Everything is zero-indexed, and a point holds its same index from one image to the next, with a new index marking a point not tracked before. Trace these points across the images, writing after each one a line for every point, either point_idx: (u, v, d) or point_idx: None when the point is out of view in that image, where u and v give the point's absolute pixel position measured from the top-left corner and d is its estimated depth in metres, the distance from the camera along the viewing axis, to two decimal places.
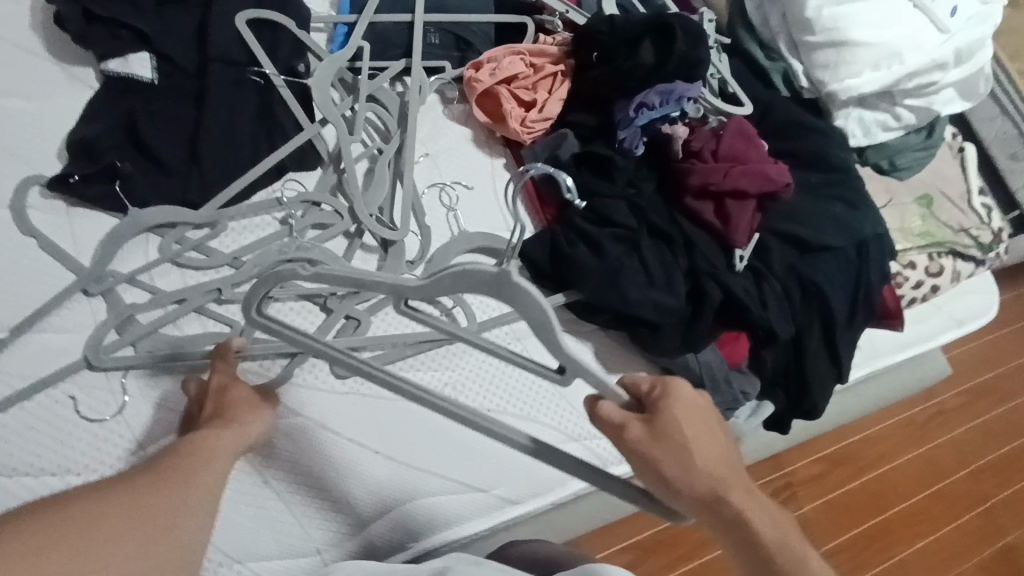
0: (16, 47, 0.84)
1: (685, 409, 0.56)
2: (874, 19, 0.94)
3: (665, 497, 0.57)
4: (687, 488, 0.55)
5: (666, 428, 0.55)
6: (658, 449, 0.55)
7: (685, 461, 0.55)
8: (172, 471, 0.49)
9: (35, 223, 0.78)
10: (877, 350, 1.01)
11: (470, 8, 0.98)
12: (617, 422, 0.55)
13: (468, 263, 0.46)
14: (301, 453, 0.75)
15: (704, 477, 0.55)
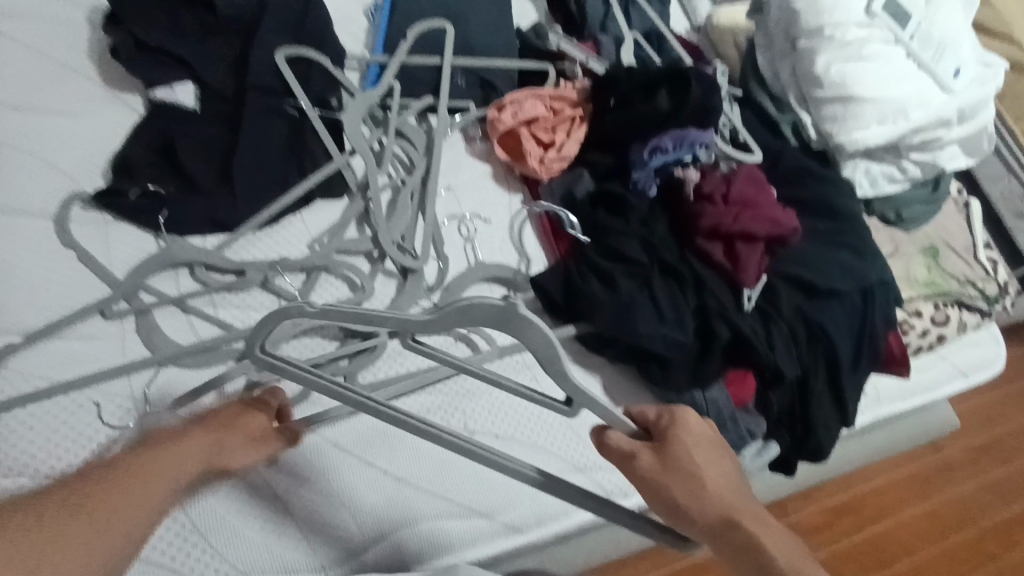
0: (69, 71, 0.90)
1: (693, 438, 0.58)
2: (880, 77, 0.99)
3: (677, 524, 0.59)
4: (697, 514, 0.57)
5: (674, 454, 0.58)
6: (665, 477, 0.57)
7: (695, 487, 0.57)
8: (136, 481, 0.56)
9: (74, 235, 0.82)
10: (881, 396, 1.02)
11: (495, 53, 1.04)
12: (625, 450, 0.59)
13: (476, 299, 0.48)
14: (308, 468, 0.77)
15: (713, 504, 0.57)
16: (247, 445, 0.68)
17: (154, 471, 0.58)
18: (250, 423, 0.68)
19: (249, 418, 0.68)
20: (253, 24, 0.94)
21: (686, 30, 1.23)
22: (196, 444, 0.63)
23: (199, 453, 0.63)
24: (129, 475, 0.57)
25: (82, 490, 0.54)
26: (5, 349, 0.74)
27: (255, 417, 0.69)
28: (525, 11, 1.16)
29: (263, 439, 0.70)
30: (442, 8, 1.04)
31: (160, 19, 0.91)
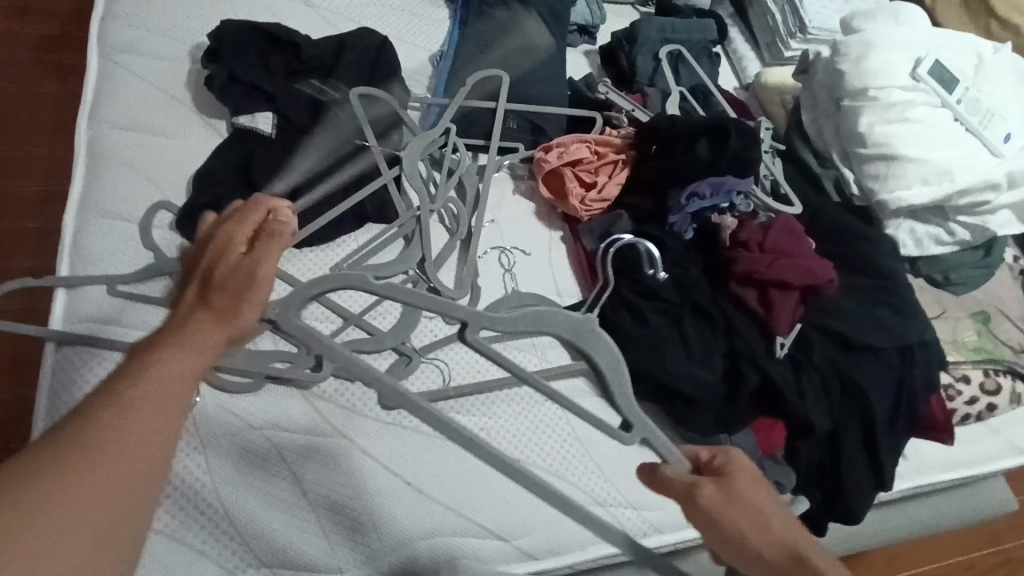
0: (171, 98, 1.02)
1: (749, 474, 0.56)
2: (923, 139, 1.00)
3: (740, 565, 0.53)
4: (766, 553, 0.52)
5: (731, 485, 0.55)
6: (731, 510, 0.54)
7: (759, 518, 0.53)
8: (120, 414, 0.44)
9: (155, 240, 0.90)
10: (924, 464, 0.98)
11: (548, 101, 1.11)
12: (683, 483, 0.56)
13: (558, 308, 0.56)
14: (329, 473, 0.80)
15: (784, 543, 0.52)
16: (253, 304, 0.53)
17: (160, 395, 0.47)
18: (224, 257, 0.55)
19: (228, 249, 0.55)
20: (332, 66, 1.05)
21: (735, 88, 1.28)
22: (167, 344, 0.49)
23: (191, 344, 0.50)
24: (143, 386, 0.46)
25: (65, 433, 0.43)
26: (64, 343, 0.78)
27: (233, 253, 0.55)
28: (579, 65, 1.25)
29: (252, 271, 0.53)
30: (501, 59, 1.13)
31: (252, 57, 1.02)
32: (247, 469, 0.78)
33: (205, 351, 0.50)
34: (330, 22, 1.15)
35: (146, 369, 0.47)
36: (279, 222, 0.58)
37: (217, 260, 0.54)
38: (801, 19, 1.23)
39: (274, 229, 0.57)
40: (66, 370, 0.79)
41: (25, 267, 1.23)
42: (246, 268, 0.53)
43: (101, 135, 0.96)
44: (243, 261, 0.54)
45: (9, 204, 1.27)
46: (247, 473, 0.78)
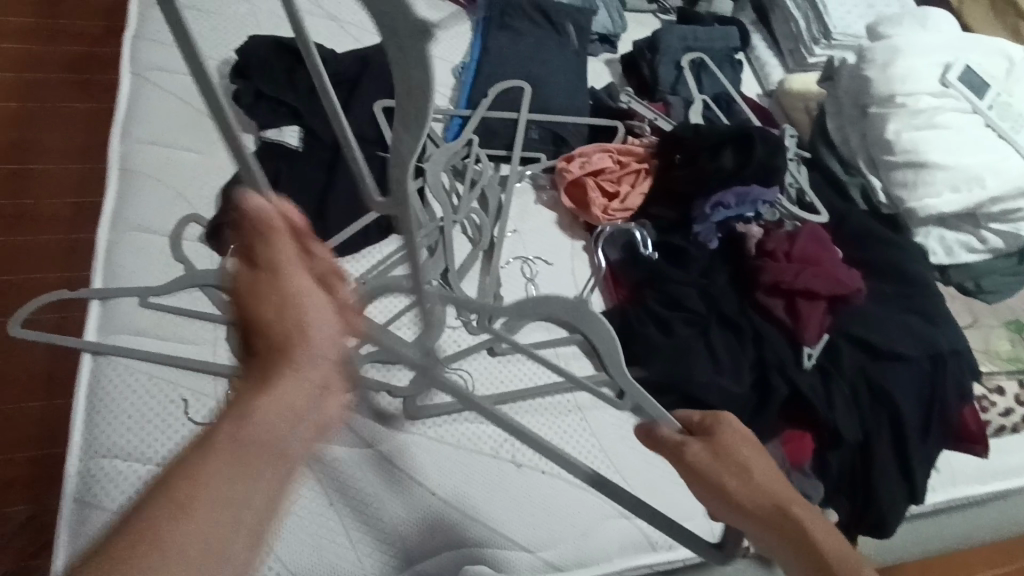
0: (199, 114, 1.04)
1: (736, 433, 0.60)
2: (952, 145, 0.99)
3: (726, 514, 0.58)
4: (751, 505, 0.56)
5: (721, 443, 0.59)
6: (718, 466, 0.58)
7: (744, 474, 0.57)
8: (227, 455, 0.42)
9: (184, 251, 0.92)
10: (958, 476, 0.95)
11: (569, 112, 1.11)
12: (674, 441, 0.60)
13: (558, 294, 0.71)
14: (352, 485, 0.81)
15: (771, 498, 0.56)
16: (313, 336, 0.48)
17: (254, 435, 0.43)
18: (265, 297, 0.48)
19: (256, 287, 0.48)
20: (357, 80, 1.06)
21: (758, 95, 1.27)
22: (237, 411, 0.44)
23: (274, 404, 0.45)
24: (241, 430, 0.43)
25: (126, 527, 0.37)
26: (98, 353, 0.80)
27: (263, 285, 0.48)
28: (600, 74, 1.25)
29: (294, 305, 0.48)
30: (522, 70, 1.14)
31: (280, 72, 1.04)
32: None
33: (294, 396, 0.46)
34: (355, 37, 1.17)
35: (236, 425, 0.43)
36: (285, 234, 0.48)
37: (248, 303, 0.48)
38: (825, 25, 1.22)
39: (272, 224, 0.47)
40: (100, 379, 0.80)
41: (60, 278, 1.26)
42: (282, 304, 0.48)
43: (131, 149, 0.98)
44: (277, 292, 0.48)
45: (42, 218, 1.31)
46: None
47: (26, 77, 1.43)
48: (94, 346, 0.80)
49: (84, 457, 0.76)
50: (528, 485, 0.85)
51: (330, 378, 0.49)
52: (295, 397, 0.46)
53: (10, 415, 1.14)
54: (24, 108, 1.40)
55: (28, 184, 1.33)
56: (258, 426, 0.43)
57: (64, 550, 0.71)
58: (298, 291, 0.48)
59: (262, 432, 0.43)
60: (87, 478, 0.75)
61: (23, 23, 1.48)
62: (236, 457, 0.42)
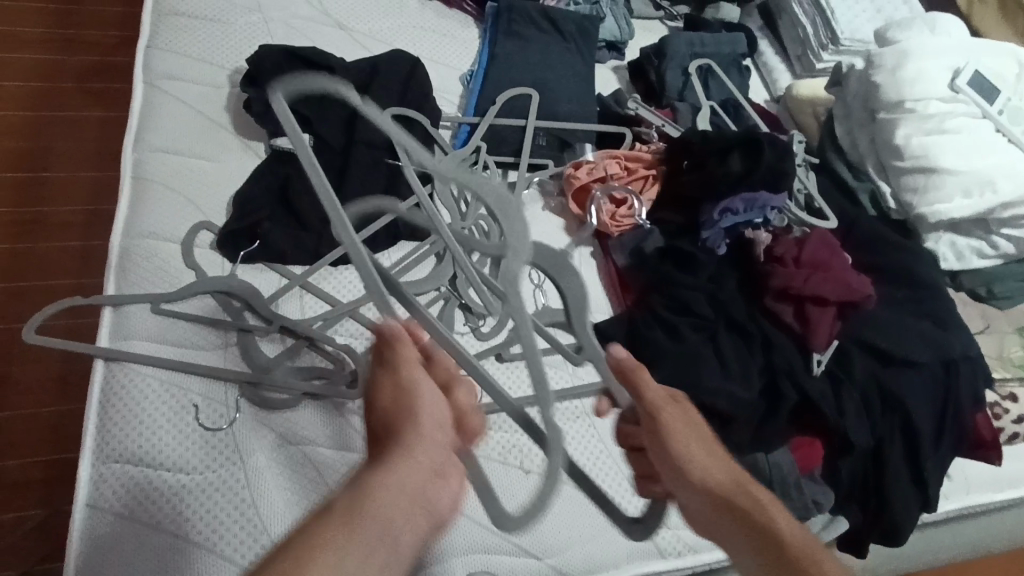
0: (211, 122, 1.06)
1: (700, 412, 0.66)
2: (963, 150, 0.98)
3: (681, 486, 0.60)
4: (710, 482, 0.59)
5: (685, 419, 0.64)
6: (684, 431, 0.62)
7: (706, 451, 0.61)
8: (351, 520, 0.44)
9: (196, 259, 0.93)
10: (972, 484, 0.94)
11: (577, 118, 1.12)
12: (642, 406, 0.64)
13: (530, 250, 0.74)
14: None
15: (727, 471, 0.61)
16: (425, 424, 0.52)
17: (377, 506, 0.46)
18: (384, 393, 0.54)
19: (378, 387, 0.55)
20: (367, 88, 1.07)
21: (766, 101, 1.27)
22: (357, 484, 0.47)
23: (391, 487, 0.47)
24: (364, 498, 0.46)
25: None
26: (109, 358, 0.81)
27: (383, 383, 0.54)
28: (608, 81, 1.25)
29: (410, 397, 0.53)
30: (530, 77, 1.14)
31: None
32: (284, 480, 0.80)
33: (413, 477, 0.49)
34: (364, 46, 1.18)
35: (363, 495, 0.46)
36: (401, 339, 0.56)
37: (374, 400, 0.54)
38: (832, 31, 1.22)
39: (394, 337, 0.56)
40: (110, 383, 0.81)
41: (73, 284, 1.28)
42: (397, 395, 0.54)
43: (144, 157, 0.99)
44: (393, 385, 0.54)
45: (56, 226, 1.33)
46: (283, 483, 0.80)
47: (40, 86, 1.45)
48: (107, 352, 0.81)
49: (96, 463, 0.77)
50: (536, 492, 0.85)
51: (447, 465, 0.51)
52: (409, 472, 0.49)
53: (24, 420, 1.15)
54: (40, 117, 1.42)
55: (43, 193, 1.35)
56: (376, 498, 0.46)
57: (77, 556, 0.72)
58: (413, 383, 0.54)
59: (386, 501, 0.46)
60: (99, 483, 0.75)
61: (37, 34, 1.50)
62: (358, 528, 0.44)
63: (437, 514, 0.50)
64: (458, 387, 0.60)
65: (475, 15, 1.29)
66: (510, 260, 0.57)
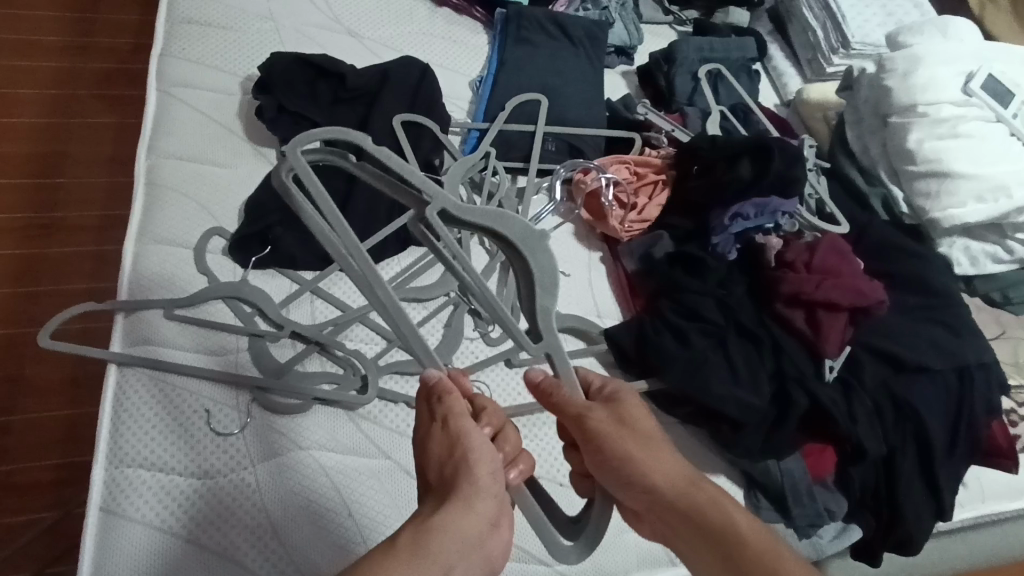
0: (224, 129, 1.07)
1: (639, 405, 0.65)
2: (976, 155, 0.98)
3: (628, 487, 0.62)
4: (659, 483, 0.61)
5: (624, 415, 0.63)
6: (613, 434, 0.61)
7: (652, 450, 0.62)
8: (406, 555, 0.49)
9: (208, 265, 0.94)
10: (988, 492, 0.93)
11: (586, 123, 1.12)
12: (575, 409, 0.62)
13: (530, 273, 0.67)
14: (362, 495, 0.81)
15: (673, 474, 0.62)
16: (479, 470, 0.56)
17: (433, 541, 0.50)
18: (437, 443, 0.58)
19: (432, 435, 0.59)
20: (377, 94, 1.08)
21: (776, 105, 1.27)
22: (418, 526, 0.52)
23: (446, 528, 0.51)
24: (421, 534, 0.51)
25: None
26: (123, 364, 0.82)
27: (437, 433, 0.59)
28: (617, 86, 1.26)
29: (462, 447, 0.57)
30: (539, 83, 1.15)
31: (301, 86, 1.05)
32: (294, 485, 0.79)
33: (466, 519, 0.53)
34: (374, 53, 1.19)
35: (422, 532, 0.51)
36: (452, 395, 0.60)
37: (429, 449, 0.58)
38: (843, 35, 1.22)
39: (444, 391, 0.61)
40: (125, 389, 0.82)
41: (85, 289, 1.29)
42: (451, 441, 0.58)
43: (157, 164, 1.00)
44: (445, 435, 0.58)
45: (69, 231, 1.34)
46: (293, 488, 0.79)
47: (56, 93, 1.47)
48: (120, 357, 0.82)
49: (111, 467, 0.77)
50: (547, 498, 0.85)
51: (500, 516, 0.55)
52: (465, 520, 0.52)
53: (37, 423, 1.17)
54: (55, 123, 1.44)
55: (58, 198, 1.36)
56: (436, 543, 0.50)
57: (89, 559, 0.72)
58: (462, 433, 0.58)
59: (439, 538, 0.51)
60: (112, 487, 0.76)
61: (53, 41, 1.52)
62: (415, 562, 0.49)
63: (488, 558, 0.54)
64: (506, 431, 0.62)
65: (484, 21, 1.29)
66: (543, 298, 0.58)
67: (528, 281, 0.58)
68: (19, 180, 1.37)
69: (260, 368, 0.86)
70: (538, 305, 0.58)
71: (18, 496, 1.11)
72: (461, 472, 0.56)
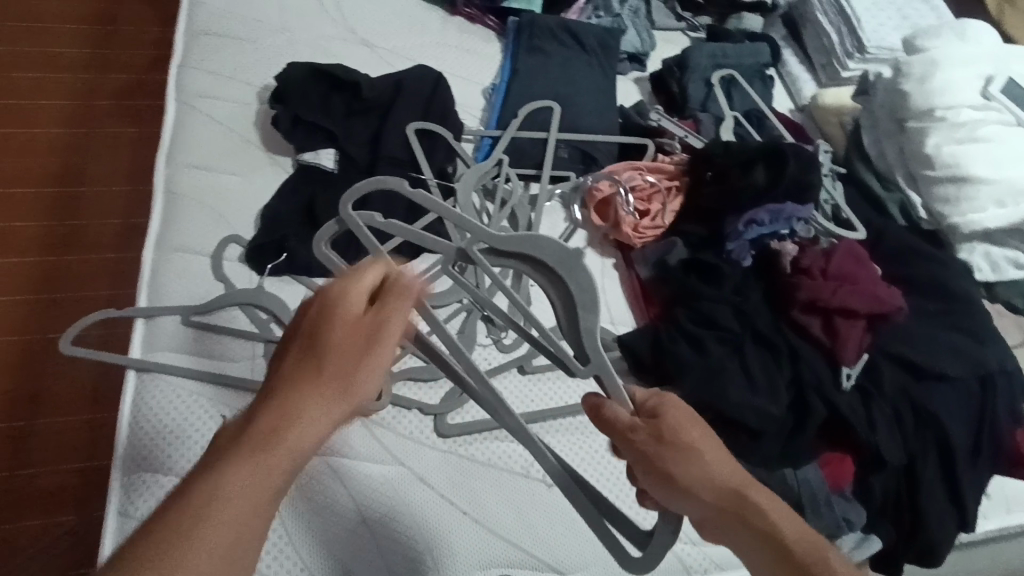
0: (240, 139, 1.08)
1: (682, 413, 0.57)
2: (995, 159, 0.97)
3: (674, 501, 0.55)
4: (707, 497, 0.54)
5: (668, 430, 0.55)
6: (662, 450, 0.54)
7: (698, 463, 0.54)
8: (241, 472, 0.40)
9: (225, 272, 0.95)
10: (1012, 503, 0.91)
11: (598, 131, 1.12)
12: (624, 425, 0.55)
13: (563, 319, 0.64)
14: (405, 500, 0.81)
15: (723, 483, 0.54)
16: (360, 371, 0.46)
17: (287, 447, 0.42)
18: (314, 315, 0.47)
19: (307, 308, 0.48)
20: (391, 103, 1.09)
21: (791, 111, 1.26)
22: (279, 411, 0.43)
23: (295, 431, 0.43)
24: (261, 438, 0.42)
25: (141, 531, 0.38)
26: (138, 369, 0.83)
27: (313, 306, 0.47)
28: (630, 92, 1.26)
29: (340, 332, 0.46)
30: (552, 91, 1.15)
31: (316, 96, 1.07)
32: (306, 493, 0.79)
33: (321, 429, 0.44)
34: (389, 62, 1.20)
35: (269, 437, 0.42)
36: (405, 288, 0.49)
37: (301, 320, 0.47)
38: (858, 39, 1.21)
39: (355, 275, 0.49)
40: (142, 394, 0.83)
41: (104, 296, 1.31)
42: (373, 332, 0.47)
43: (175, 173, 1.02)
44: (367, 320, 0.47)
45: (89, 239, 1.37)
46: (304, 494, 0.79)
47: (77, 105, 1.50)
48: (139, 362, 0.83)
49: (126, 470, 0.78)
50: (562, 505, 0.85)
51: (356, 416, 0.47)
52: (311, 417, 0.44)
53: (57, 429, 1.18)
54: (76, 134, 1.47)
55: (78, 207, 1.39)
56: (291, 443, 0.42)
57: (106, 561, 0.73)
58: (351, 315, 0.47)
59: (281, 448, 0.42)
60: (129, 491, 0.77)
61: (76, 54, 1.56)
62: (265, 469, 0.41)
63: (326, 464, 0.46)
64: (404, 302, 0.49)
65: (497, 30, 1.30)
66: (585, 318, 0.55)
67: (564, 300, 0.56)
68: (41, 190, 1.40)
69: None
70: (581, 326, 0.55)
71: (36, 499, 1.13)
72: (335, 367, 0.45)
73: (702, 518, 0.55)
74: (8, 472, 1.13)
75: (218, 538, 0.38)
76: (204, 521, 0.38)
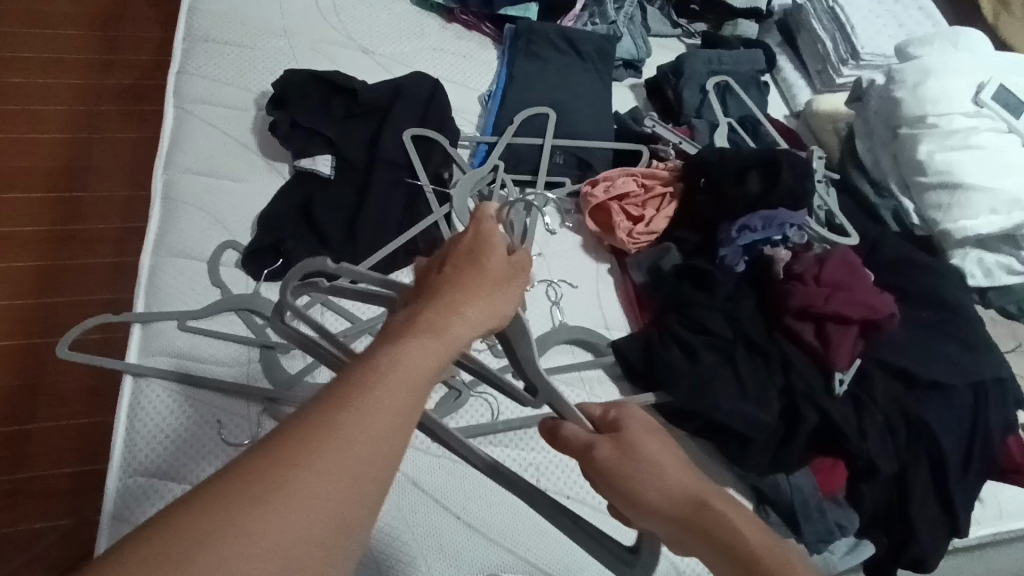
0: (238, 144, 1.09)
1: (642, 424, 0.58)
2: (987, 167, 0.97)
3: (636, 515, 0.55)
4: (666, 508, 0.54)
5: (627, 442, 0.56)
6: (623, 464, 0.55)
7: (656, 476, 0.54)
8: (421, 346, 0.45)
9: (222, 276, 0.96)
10: (1005, 510, 0.91)
11: (594, 137, 1.13)
12: (581, 443, 0.57)
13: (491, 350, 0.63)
14: (393, 506, 0.81)
15: (681, 491, 0.54)
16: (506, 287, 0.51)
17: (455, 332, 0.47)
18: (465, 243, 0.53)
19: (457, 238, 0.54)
20: (388, 109, 1.09)
21: (785, 116, 1.27)
22: (447, 306, 0.48)
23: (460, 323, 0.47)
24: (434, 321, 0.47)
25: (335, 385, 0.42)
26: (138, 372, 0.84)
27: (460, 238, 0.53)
28: (625, 99, 1.26)
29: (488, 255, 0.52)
30: (549, 98, 1.16)
31: (314, 102, 1.07)
32: None
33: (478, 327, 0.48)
34: (386, 68, 1.21)
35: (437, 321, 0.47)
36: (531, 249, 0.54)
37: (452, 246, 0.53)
38: (852, 46, 1.22)
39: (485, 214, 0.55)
40: (143, 396, 0.84)
41: (103, 300, 1.32)
42: (517, 268, 0.52)
43: (173, 178, 1.03)
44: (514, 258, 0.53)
45: (89, 243, 1.37)
46: None
47: (78, 110, 1.50)
48: (134, 367, 0.84)
49: (123, 475, 0.79)
50: None
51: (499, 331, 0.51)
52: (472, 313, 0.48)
53: (54, 431, 1.19)
54: (78, 138, 1.48)
55: (78, 212, 1.40)
56: (456, 332, 0.47)
57: None
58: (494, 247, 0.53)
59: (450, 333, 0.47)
60: (125, 495, 0.78)
61: (77, 59, 1.57)
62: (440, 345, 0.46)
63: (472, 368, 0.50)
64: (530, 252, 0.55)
65: (494, 37, 1.31)
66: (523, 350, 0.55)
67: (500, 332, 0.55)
68: (41, 194, 1.40)
69: (272, 382, 0.87)
70: (520, 357, 0.56)
71: (33, 500, 1.13)
72: (486, 282, 0.50)
73: (661, 529, 0.55)
74: (7, 474, 1.14)
75: (405, 391, 0.42)
76: (392, 378, 0.42)
